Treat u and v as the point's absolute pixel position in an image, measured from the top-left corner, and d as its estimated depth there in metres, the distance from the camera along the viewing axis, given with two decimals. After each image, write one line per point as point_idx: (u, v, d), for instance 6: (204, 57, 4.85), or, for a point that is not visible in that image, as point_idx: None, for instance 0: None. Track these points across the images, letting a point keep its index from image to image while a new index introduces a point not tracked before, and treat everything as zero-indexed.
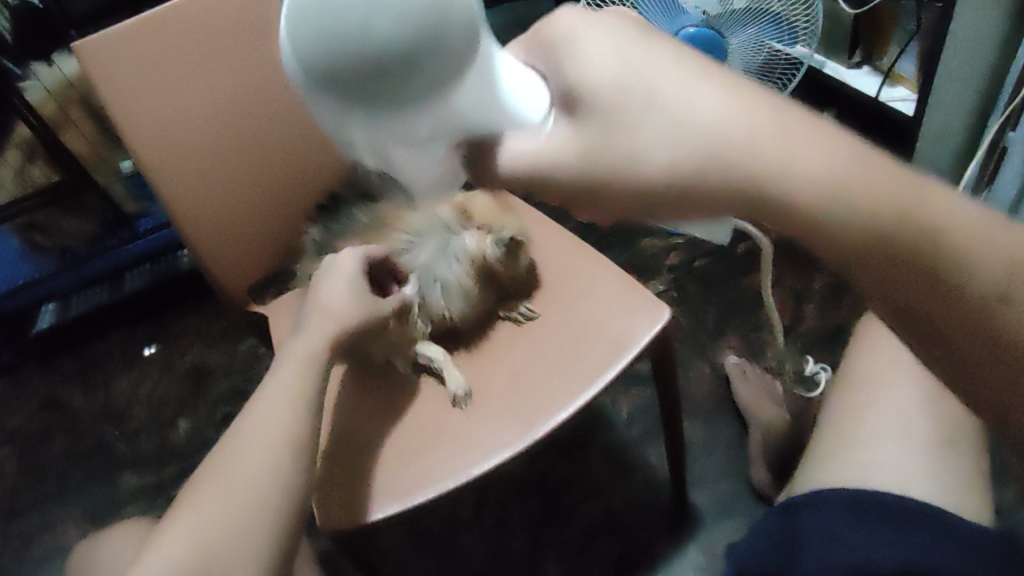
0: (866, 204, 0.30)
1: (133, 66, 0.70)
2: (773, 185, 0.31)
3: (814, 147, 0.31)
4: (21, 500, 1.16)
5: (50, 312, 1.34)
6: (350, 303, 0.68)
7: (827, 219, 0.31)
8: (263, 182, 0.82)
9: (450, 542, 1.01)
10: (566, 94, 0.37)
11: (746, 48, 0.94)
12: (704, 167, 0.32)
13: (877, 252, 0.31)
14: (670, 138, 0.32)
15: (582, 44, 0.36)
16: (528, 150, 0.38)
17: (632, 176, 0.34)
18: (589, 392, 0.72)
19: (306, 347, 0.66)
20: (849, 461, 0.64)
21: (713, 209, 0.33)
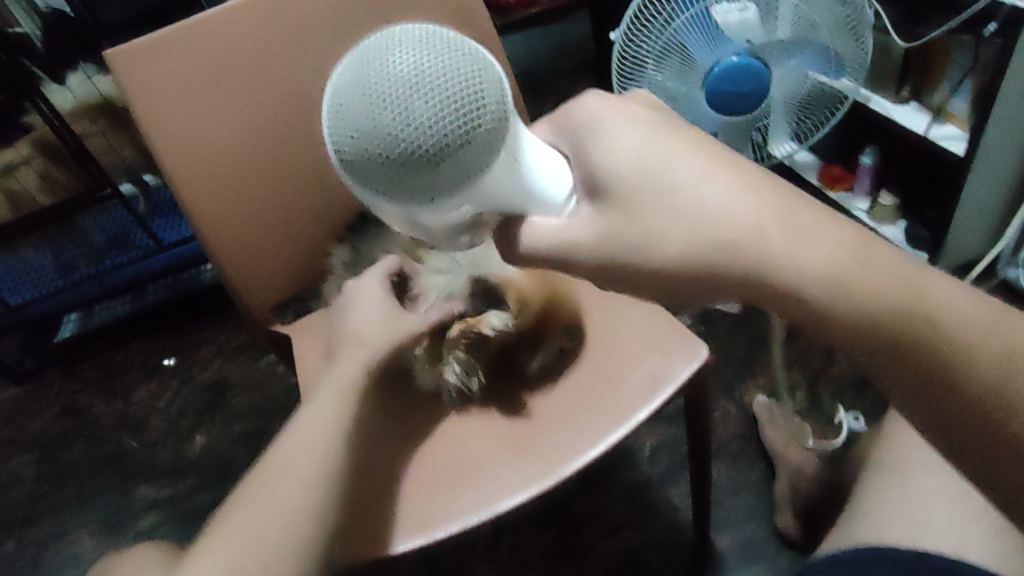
0: (868, 291, 0.36)
1: (168, 85, 0.70)
2: (779, 272, 0.36)
3: (818, 239, 0.36)
4: (36, 506, 1.16)
5: (73, 321, 1.36)
6: (379, 323, 0.72)
7: (826, 304, 0.36)
8: (290, 200, 0.80)
9: (466, 572, 0.99)
10: (590, 179, 0.40)
11: (789, 80, 0.93)
12: (717, 249, 0.37)
13: (871, 339, 0.37)
14: (686, 229, 0.37)
15: (608, 134, 0.39)
16: (551, 227, 0.41)
17: (656, 257, 0.38)
18: (615, 434, 0.69)
19: (342, 374, 0.68)
20: (900, 523, 0.61)
21: (722, 290, 0.38)
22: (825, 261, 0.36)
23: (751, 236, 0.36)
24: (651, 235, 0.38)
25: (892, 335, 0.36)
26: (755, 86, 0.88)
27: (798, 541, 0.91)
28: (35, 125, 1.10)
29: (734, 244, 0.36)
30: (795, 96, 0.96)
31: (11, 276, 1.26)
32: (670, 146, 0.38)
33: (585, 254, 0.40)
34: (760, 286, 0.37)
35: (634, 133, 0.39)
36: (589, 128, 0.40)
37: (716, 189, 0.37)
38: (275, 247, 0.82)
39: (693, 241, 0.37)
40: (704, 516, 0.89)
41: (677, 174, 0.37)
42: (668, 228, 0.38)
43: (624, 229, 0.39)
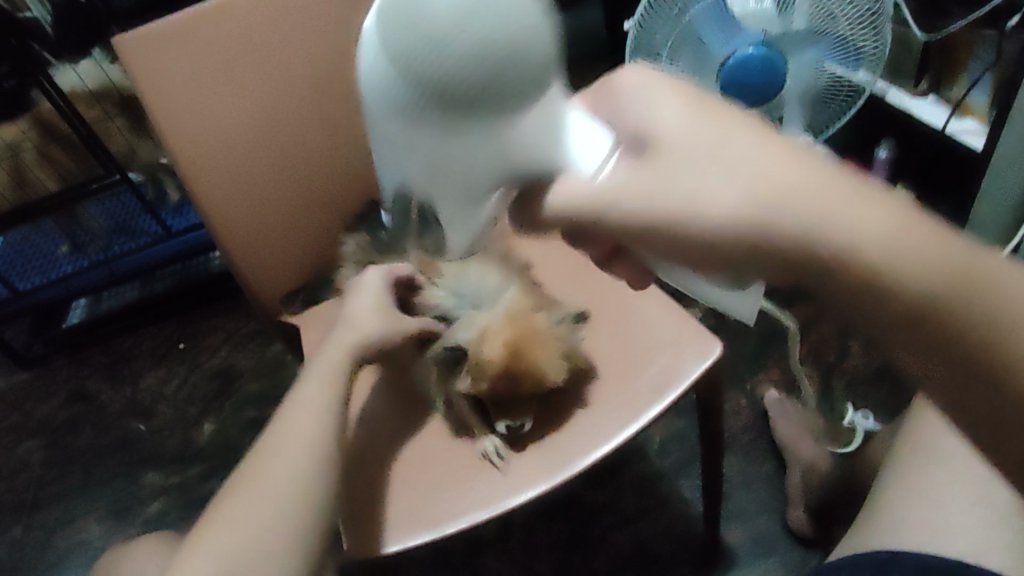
0: (931, 268, 0.32)
1: (181, 72, 0.68)
2: (832, 241, 0.32)
3: (872, 212, 0.33)
4: (45, 491, 1.16)
5: (82, 307, 1.35)
6: (377, 316, 0.68)
7: (887, 279, 0.32)
8: (302, 188, 0.80)
9: (475, 561, 0.99)
10: (631, 140, 0.38)
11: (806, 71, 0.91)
12: (763, 219, 0.33)
13: (929, 319, 0.32)
14: (732, 189, 0.33)
15: (652, 98, 0.38)
16: (580, 188, 0.38)
17: (691, 218, 0.34)
18: (628, 430, 0.68)
19: (330, 356, 0.65)
20: (920, 526, 0.60)
21: (762, 259, 0.34)
22: (881, 234, 0.32)
23: (801, 203, 0.33)
24: (694, 195, 0.34)
25: (960, 326, 0.32)
26: (772, 79, 0.87)
27: (807, 537, 0.91)
28: (42, 107, 1.09)
29: (785, 210, 0.33)
30: (813, 86, 0.94)
31: (20, 261, 1.26)
32: (717, 115, 0.36)
33: (625, 210, 0.35)
34: (808, 260, 0.33)
35: (680, 99, 0.37)
36: (634, 92, 0.39)
37: (768, 156, 0.34)
38: (284, 237, 0.82)
39: (740, 206, 0.33)
40: (714, 510, 0.89)
41: (726, 137, 0.35)
42: (713, 191, 0.34)
43: (660, 189, 0.35)
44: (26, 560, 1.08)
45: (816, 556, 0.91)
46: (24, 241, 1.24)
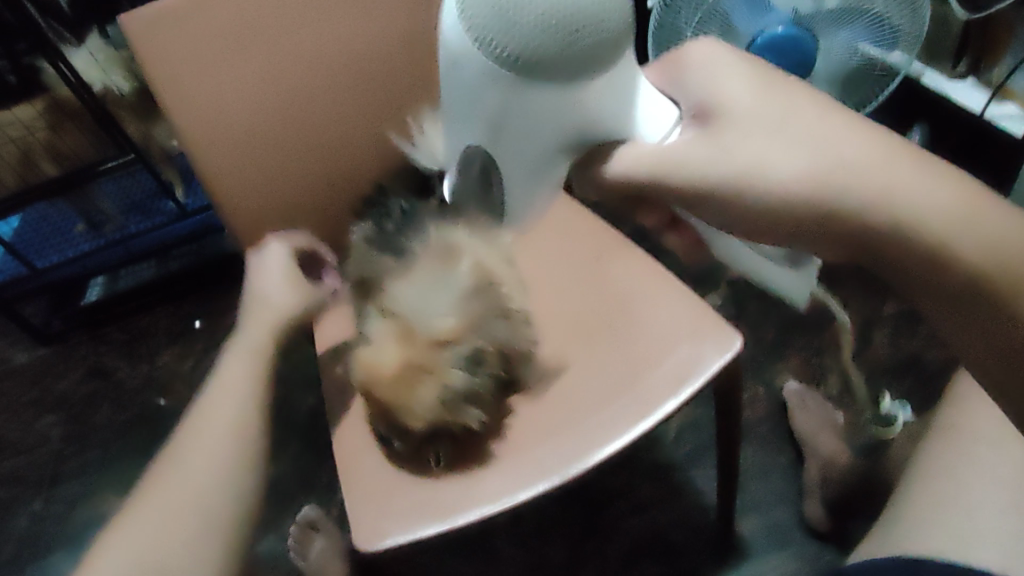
0: (971, 237, 0.40)
1: (188, 46, 0.65)
2: (894, 208, 0.41)
3: (924, 180, 0.42)
4: (65, 466, 1.18)
5: (100, 285, 1.35)
6: (287, 286, 0.71)
7: (945, 244, 0.40)
8: (314, 172, 0.78)
9: (487, 547, 0.98)
10: (700, 110, 0.50)
11: (839, 53, 0.88)
12: (826, 183, 0.43)
13: (960, 278, 0.40)
14: (791, 151, 0.44)
15: (722, 80, 0.50)
16: (644, 154, 0.52)
17: (765, 188, 0.45)
18: (642, 426, 0.67)
19: (252, 338, 0.65)
20: (947, 529, 0.59)
21: (826, 220, 0.43)
22: (942, 206, 0.41)
23: (866, 165, 0.42)
24: (762, 161, 0.45)
25: (986, 287, 0.39)
26: (798, 60, 0.83)
27: (824, 531, 0.90)
28: (56, 86, 1.07)
29: (842, 165, 0.43)
30: (844, 70, 0.90)
31: (38, 239, 1.26)
32: (783, 89, 0.47)
33: (699, 169, 0.47)
34: (865, 224, 0.42)
35: (749, 83, 0.48)
36: (706, 72, 0.51)
37: (825, 132, 0.44)
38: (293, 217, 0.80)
39: (809, 169, 0.43)
40: (728, 502, 0.87)
41: (810, 114, 0.45)
42: (785, 155, 0.44)
43: (725, 156, 0.46)
44: (47, 533, 1.11)
45: (832, 551, 0.90)
46: (42, 218, 1.24)
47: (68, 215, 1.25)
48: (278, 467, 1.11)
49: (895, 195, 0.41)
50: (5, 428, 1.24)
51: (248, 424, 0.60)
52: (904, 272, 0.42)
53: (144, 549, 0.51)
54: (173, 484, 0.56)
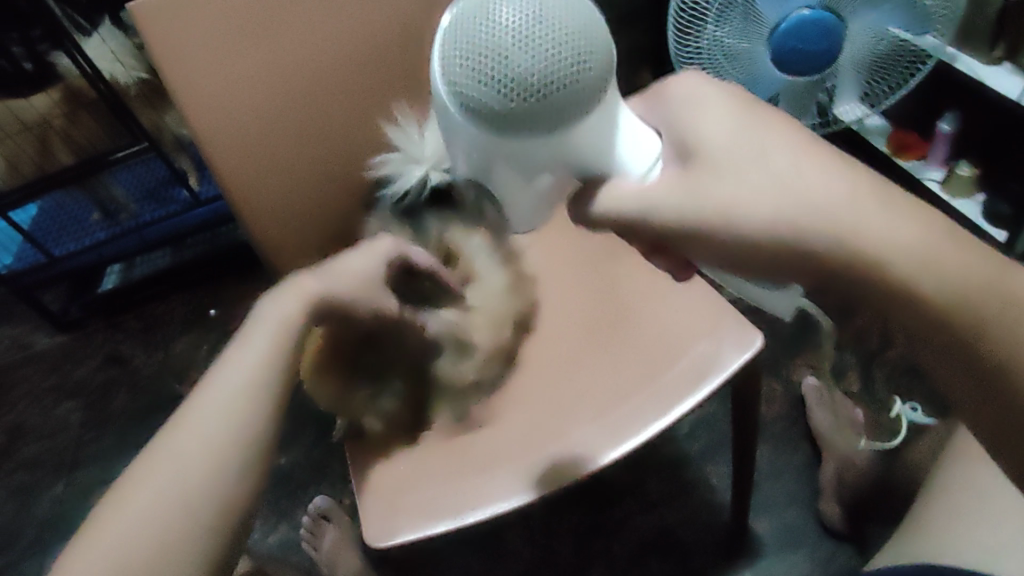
0: (966, 290, 0.38)
1: (198, 41, 0.64)
2: (894, 265, 0.37)
3: (927, 231, 0.37)
4: (83, 452, 1.19)
5: (116, 273, 1.37)
6: (360, 278, 0.59)
7: (937, 296, 0.38)
8: (325, 163, 0.78)
9: (497, 542, 0.97)
10: (681, 146, 0.41)
11: (868, 35, 0.87)
12: (802, 232, 0.37)
13: (944, 336, 0.39)
14: (772, 199, 0.37)
15: (705, 108, 0.41)
16: (624, 195, 0.41)
17: (739, 227, 0.38)
18: (655, 425, 0.66)
19: (276, 312, 0.57)
20: (969, 539, 0.57)
21: (795, 271, 0.39)
22: (931, 249, 0.37)
23: (845, 212, 0.37)
24: (735, 200, 0.38)
25: (985, 345, 0.38)
26: (827, 46, 0.83)
27: (842, 532, 0.88)
28: (69, 73, 1.07)
29: (820, 206, 0.37)
30: (873, 51, 0.89)
31: (55, 228, 1.27)
32: (769, 123, 0.39)
33: (669, 217, 0.39)
34: (850, 268, 0.38)
35: (728, 115, 0.40)
36: (688, 104, 0.42)
37: (803, 167, 0.38)
38: (296, 209, 0.79)
39: (782, 206, 0.37)
40: (742, 502, 0.86)
41: (805, 154, 0.38)
42: (756, 195, 0.37)
43: (705, 196, 0.38)
44: (67, 518, 1.13)
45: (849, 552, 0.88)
46: (59, 207, 1.25)
47: (84, 203, 1.26)
48: (290, 457, 1.11)
49: (875, 236, 0.37)
50: (25, 414, 1.26)
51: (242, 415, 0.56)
52: (888, 311, 0.40)
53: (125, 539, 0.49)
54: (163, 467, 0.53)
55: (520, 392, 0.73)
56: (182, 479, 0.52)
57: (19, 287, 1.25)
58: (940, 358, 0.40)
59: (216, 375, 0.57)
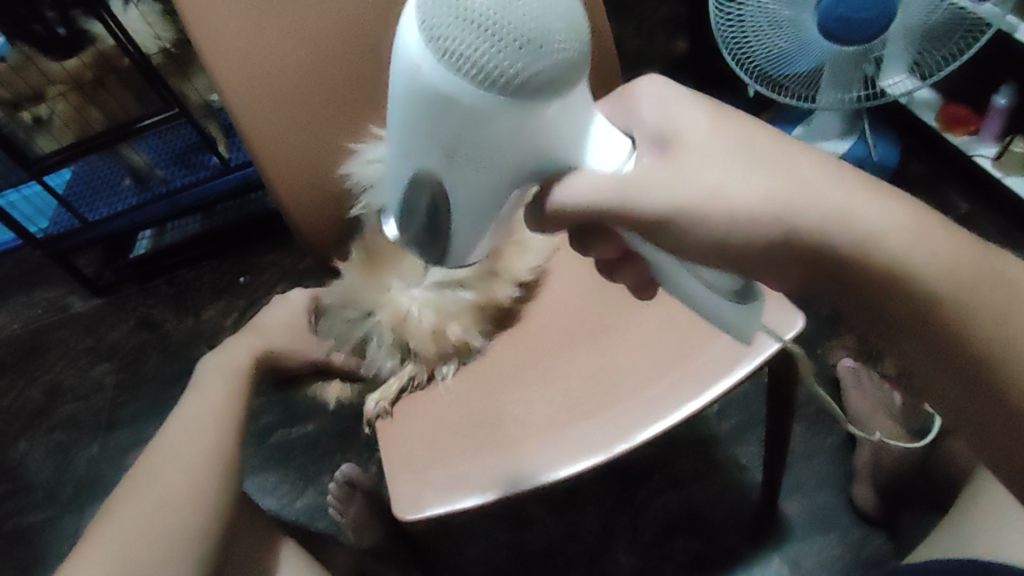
0: (926, 264, 0.41)
1: (237, 13, 0.64)
2: (858, 241, 0.41)
3: (885, 207, 0.42)
4: (118, 414, 1.22)
5: (147, 238, 1.39)
6: (282, 331, 0.77)
7: (899, 267, 0.41)
8: (352, 134, 0.76)
9: (521, 513, 0.98)
10: (658, 137, 0.44)
11: (925, 7, 0.85)
12: (774, 217, 0.41)
13: (910, 314, 0.42)
14: (751, 182, 0.41)
15: (675, 101, 0.45)
16: (601, 190, 0.43)
17: (723, 210, 0.41)
18: (691, 405, 0.65)
19: (229, 362, 0.71)
20: (1012, 531, 0.56)
21: (769, 252, 0.43)
22: (889, 225, 0.41)
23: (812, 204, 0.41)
24: (719, 188, 0.41)
25: (962, 327, 0.41)
26: (877, 14, 0.83)
27: (873, 517, 0.87)
28: (99, 39, 1.07)
29: (798, 201, 0.41)
30: (927, 22, 0.88)
31: (88, 191, 1.29)
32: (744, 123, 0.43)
33: (651, 206, 0.42)
34: (822, 246, 0.42)
35: (700, 105, 0.44)
36: (658, 95, 0.45)
37: (778, 163, 0.42)
38: (322, 179, 0.77)
39: (763, 195, 0.41)
40: (772, 483, 0.85)
41: (773, 144, 0.43)
42: (741, 180, 0.41)
43: (682, 185, 0.42)
44: (105, 475, 1.16)
45: (879, 536, 0.88)
46: (92, 171, 1.27)
47: (116, 168, 1.28)
48: (319, 425, 1.12)
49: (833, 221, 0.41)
50: (63, 374, 1.29)
51: (212, 443, 0.62)
52: (853, 292, 0.43)
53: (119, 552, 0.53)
54: (140, 493, 0.57)
55: (551, 367, 0.72)
56: (163, 494, 0.57)
57: (56, 251, 1.27)
58: (923, 350, 0.43)
59: (195, 402, 0.66)
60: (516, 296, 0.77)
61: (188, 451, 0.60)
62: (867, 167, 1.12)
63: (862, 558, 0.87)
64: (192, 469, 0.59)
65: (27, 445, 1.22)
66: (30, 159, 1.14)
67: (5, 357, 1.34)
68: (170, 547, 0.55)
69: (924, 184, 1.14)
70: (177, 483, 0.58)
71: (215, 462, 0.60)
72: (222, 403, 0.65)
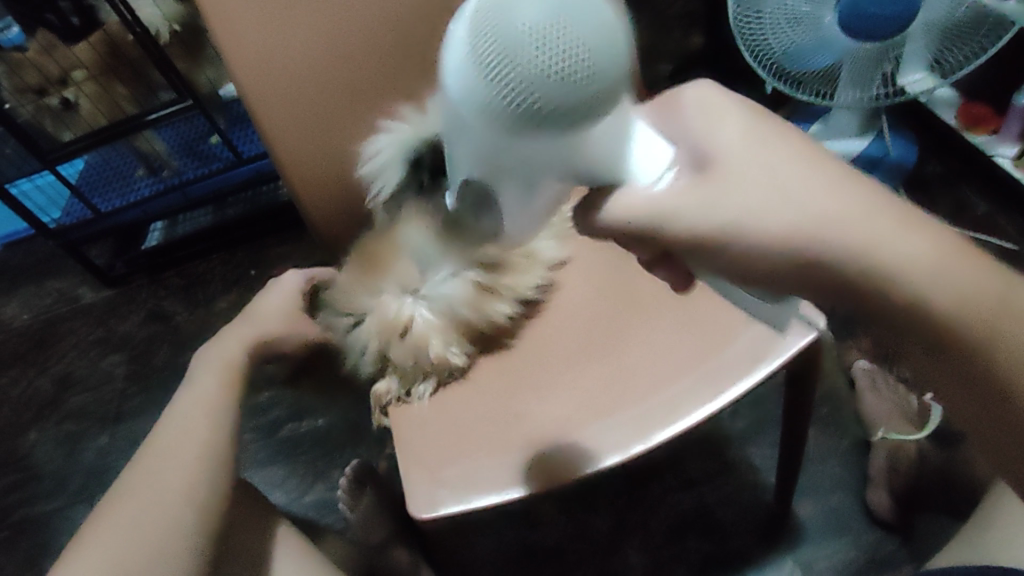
0: (953, 300, 0.40)
1: (255, 0, 0.63)
2: (887, 274, 0.40)
3: (920, 241, 0.41)
4: (128, 405, 1.23)
5: (159, 231, 1.39)
6: (278, 316, 0.74)
7: (925, 303, 0.41)
8: (368, 127, 0.75)
9: (531, 510, 0.98)
10: (697, 153, 0.43)
11: (947, 3, 0.84)
12: (801, 246, 0.41)
13: (933, 344, 0.42)
14: (784, 208, 0.40)
15: (716, 116, 0.43)
16: (640, 206, 0.42)
17: (753, 236, 0.41)
18: (711, 405, 0.64)
19: (221, 352, 0.67)
20: None
21: (799, 279, 0.42)
22: (922, 257, 0.40)
23: (839, 235, 0.40)
24: (749, 214, 0.41)
25: (988, 355, 0.41)
26: (901, 11, 0.82)
27: (888, 521, 0.86)
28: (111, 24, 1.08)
29: (825, 231, 0.40)
30: (951, 18, 0.86)
31: (101, 181, 1.29)
32: (792, 146, 0.42)
33: (687, 226, 0.41)
34: (850, 276, 0.41)
35: (741, 123, 0.42)
36: (700, 112, 0.44)
37: (814, 189, 0.41)
38: (338, 172, 0.77)
39: (790, 224, 0.41)
40: (787, 484, 0.84)
41: (809, 168, 0.41)
42: (771, 206, 0.41)
43: (716, 207, 0.41)
44: (114, 466, 1.16)
45: (894, 541, 0.87)
46: (105, 162, 1.28)
47: (129, 160, 1.28)
48: (328, 419, 1.12)
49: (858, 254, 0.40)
50: (74, 364, 1.30)
51: (207, 438, 0.59)
52: (879, 320, 0.43)
53: (116, 550, 0.52)
54: (136, 484, 0.56)
55: (567, 364, 0.71)
56: (161, 490, 0.55)
57: (68, 242, 1.27)
58: (941, 373, 0.44)
59: (188, 390, 0.64)
60: (515, 312, 0.75)
61: (184, 443, 0.58)
62: (884, 168, 1.12)
63: (876, 562, 0.86)
64: (189, 464, 0.57)
65: (36, 435, 1.22)
66: (44, 150, 1.14)
67: (16, 347, 1.34)
68: (171, 542, 0.52)
69: (943, 184, 1.14)
70: (175, 479, 0.55)
71: (206, 455, 0.58)
72: (214, 387, 0.63)
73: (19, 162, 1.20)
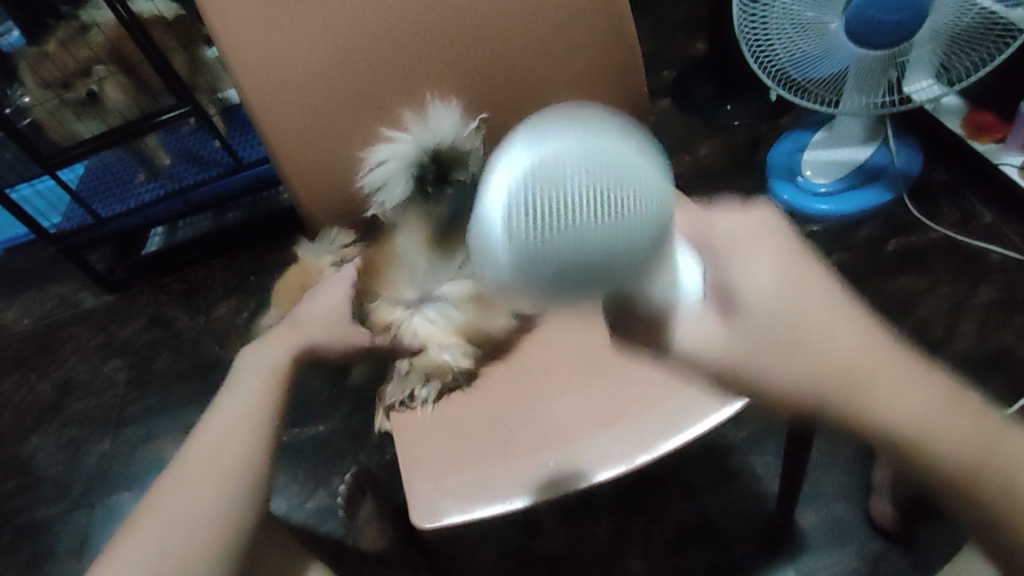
0: (949, 454, 0.41)
1: (255, 6, 0.65)
2: (889, 429, 0.42)
3: (922, 401, 0.42)
4: (129, 410, 1.22)
5: (159, 235, 1.42)
6: (320, 321, 0.64)
7: (923, 454, 0.41)
8: (369, 136, 0.75)
9: (533, 520, 0.98)
10: (726, 291, 0.45)
11: (953, 10, 0.83)
12: (817, 399, 0.43)
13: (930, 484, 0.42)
14: (796, 368, 0.43)
15: (750, 250, 0.44)
16: (682, 338, 0.48)
17: (773, 386, 0.44)
18: (715, 416, 0.64)
19: (268, 357, 0.60)
20: None
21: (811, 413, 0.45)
22: (920, 414, 0.41)
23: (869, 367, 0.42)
24: (767, 370, 0.43)
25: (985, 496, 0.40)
26: (907, 16, 0.81)
27: (892, 532, 0.85)
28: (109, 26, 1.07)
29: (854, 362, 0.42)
30: (956, 23, 0.85)
31: (102, 187, 1.31)
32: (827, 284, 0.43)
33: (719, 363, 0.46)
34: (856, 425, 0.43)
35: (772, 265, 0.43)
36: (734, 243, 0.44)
37: (831, 347, 0.42)
38: (339, 181, 0.77)
39: (807, 380, 0.42)
40: (789, 493, 0.84)
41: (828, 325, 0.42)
42: (787, 363, 0.43)
43: (741, 357, 0.44)
44: (114, 472, 1.16)
45: (897, 551, 0.86)
46: (105, 167, 1.30)
47: (130, 165, 1.30)
48: (329, 425, 1.12)
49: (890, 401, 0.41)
50: (74, 369, 1.30)
51: (247, 449, 0.55)
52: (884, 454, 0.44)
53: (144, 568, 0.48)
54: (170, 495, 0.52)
55: (567, 374, 0.71)
56: (192, 503, 0.52)
57: (68, 247, 1.27)
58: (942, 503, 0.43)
59: (231, 397, 0.58)
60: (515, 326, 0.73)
61: (224, 454, 0.54)
62: (887, 175, 1.13)
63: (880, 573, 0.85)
64: (223, 477, 0.53)
65: (37, 440, 1.22)
66: (43, 155, 1.15)
67: (18, 352, 1.34)
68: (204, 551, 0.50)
69: (947, 191, 1.13)
70: (207, 492, 0.52)
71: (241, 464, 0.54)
72: (261, 396, 0.58)
73: (19, 166, 1.21)
